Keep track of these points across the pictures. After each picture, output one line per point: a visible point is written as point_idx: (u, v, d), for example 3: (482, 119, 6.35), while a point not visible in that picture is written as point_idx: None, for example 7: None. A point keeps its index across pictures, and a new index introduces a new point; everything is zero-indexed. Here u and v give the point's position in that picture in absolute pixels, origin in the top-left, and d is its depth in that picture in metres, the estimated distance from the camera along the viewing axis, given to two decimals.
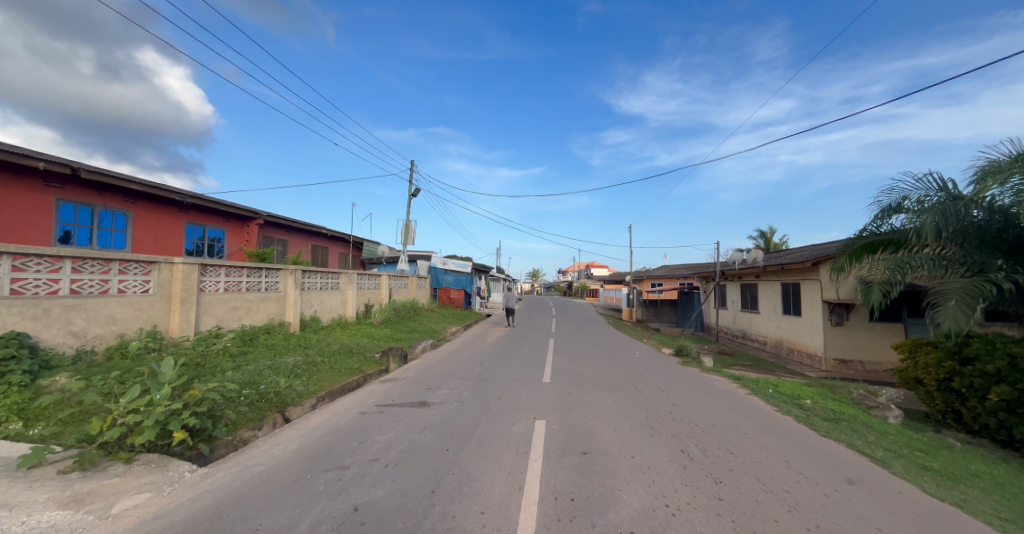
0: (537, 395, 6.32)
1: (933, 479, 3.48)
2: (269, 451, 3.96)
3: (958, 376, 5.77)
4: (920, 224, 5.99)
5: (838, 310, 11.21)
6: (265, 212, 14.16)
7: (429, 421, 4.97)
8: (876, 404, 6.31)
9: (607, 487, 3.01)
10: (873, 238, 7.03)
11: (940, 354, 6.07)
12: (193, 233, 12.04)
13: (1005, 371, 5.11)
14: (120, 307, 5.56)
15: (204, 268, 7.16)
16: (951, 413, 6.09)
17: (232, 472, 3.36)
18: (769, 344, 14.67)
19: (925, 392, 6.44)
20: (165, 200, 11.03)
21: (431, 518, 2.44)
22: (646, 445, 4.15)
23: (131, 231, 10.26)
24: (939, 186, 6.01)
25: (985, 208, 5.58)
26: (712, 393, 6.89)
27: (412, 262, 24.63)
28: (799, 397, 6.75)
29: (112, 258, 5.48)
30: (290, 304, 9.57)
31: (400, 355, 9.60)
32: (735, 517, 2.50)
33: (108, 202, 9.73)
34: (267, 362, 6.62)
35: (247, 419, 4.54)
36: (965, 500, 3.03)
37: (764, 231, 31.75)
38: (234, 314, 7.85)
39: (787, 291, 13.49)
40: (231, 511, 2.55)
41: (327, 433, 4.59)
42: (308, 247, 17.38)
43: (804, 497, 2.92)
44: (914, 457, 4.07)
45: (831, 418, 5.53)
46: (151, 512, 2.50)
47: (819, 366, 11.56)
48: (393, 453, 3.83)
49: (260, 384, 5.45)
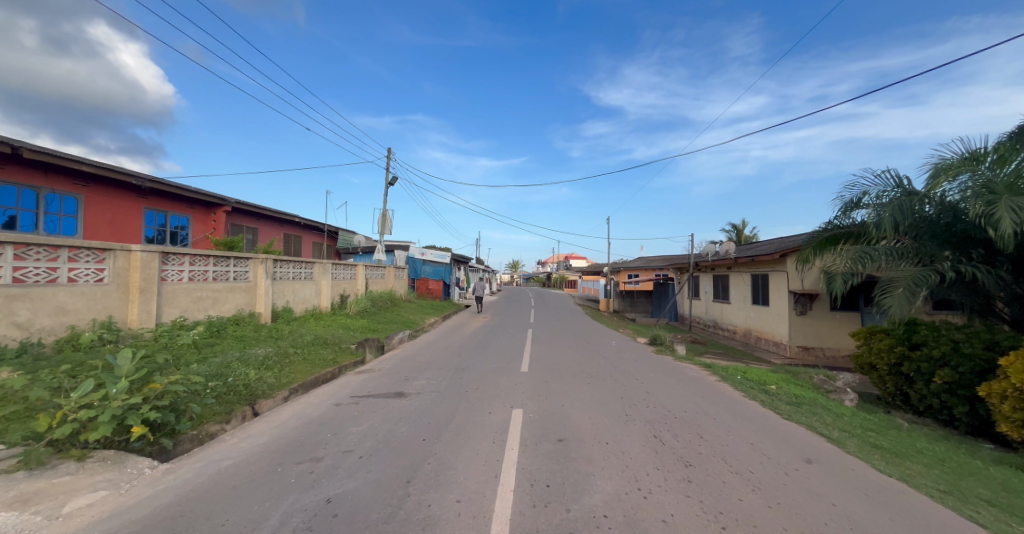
0: (515, 385, 6.37)
1: (883, 456, 3.74)
2: (237, 445, 3.83)
3: (907, 361, 6.18)
4: (879, 218, 6.33)
5: (802, 300, 11.80)
6: (233, 199, 13.51)
7: (406, 412, 4.93)
8: (834, 388, 6.69)
9: (582, 473, 3.07)
10: (835, 231, 7.39)
11: (891, 340, 6.47)
12: (153, 220, 11.39)
13: (948, 355, 5.53)
14: (71, 297, 5.20)
15: (166, 256, 6.79)
16: (900, 396, 6.52)
17: (196, 467, 3.23)
18: (738, 333, 15.29)
19: (877, 376, 6.85)
20: (121, 184, 10.34)
21: (405, 508, 2.43)
22: (620, 431, 4.26)
23: (83, 217, 9.59)
24: (896, 182, 6.35)
25: (936, 204, 5.95)
26: (684, 381, 7.12)
27: (390, 252, 24.19)
28: (765, 383, 7.07)
29: (61, 245, 5.11)
30: (261, 294, 9.21)
31: (377, 345, 9.42)
32: (702, 498, 2.61)
33: (56, 185, 9.05)
34: (236, 354, 6.37)
35: (213, 413, 4.36)
36: (910, 475, 3.27)
37: (736, 225, 32.86)
38: (199, 305, 7.50)
39: (756, 283, 14.04)
40: (195, 507, 2.46)
41: (299, 426, 4.47)
42: (280, 236, 16.77)
43: (767, 476, 3.08)
44: (866, 437, 4.36)
45: (793, 403, 5.82)
46: (108, 510, 2.38)
47: (785, 353, 12.13)
48: (368, 444, 3.79)
49: (228, 376, 5.24)
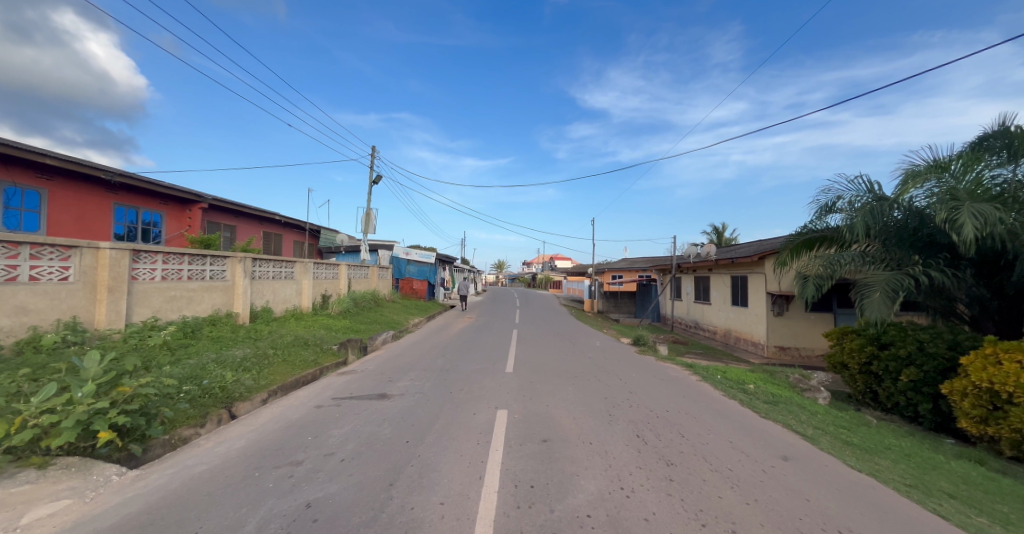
0: (500, 385, 6.37)
1: (853, 452, 3.89)
2: (212, 450, 3.71)
3: (876, 360, 6.44)
4: (852, 223, 6.56)
5: (779, 301, 12.18)
6: (210, 195, 13.07)
7: (389, 413, 4.86)
8: (809, 387, 6.93)
9: (565, 473, 3.08)
10: (810, 235, 7.64)
11: (862, 340, 6.72)
12: (124, 216, 10.93)
13: (914, 354, 5.79)
14: (32, 296, 4.94)
15: (137, 254, 6.52)
16: (869, 394, 6.78)
17: (169, 473, 3.12)
18: (718, 333, 15.67)
19: (848, 374, 7.11)
20: (87, 177, 9.88)
21: (388, 511, 2.39)
22: (604, 431, 4.31)
23: (46, 212, 9.12)
24: (868, 188, 6.59)
25: (904, 209, 6.21)
26: (666, 381, 7.25)
27: (374, 252, 23.86)
28: (743, 382, 7.26)
29: (22, 241, 4.86)
30: (239, 293, 8.94)
31: (360, 346, 9.25)
32: (684, 496, 2.66)
33: (17, 178, 8.57)
34: (212, 356, 6.15)
35: (187, 417, 4.21)
36: (879, 470, 3.41)
37: (718, 227, 33.76)
38: (173, 304, 7.23)
39: (736, 284, 14.41)
40: (166, 514, 2.38)
41: (277, 429, 4.36)
42: (260, 234, 16.32)
43: (745, 474, 3.16)
44: (838, 433, 4.53)
45: (770, 401, 5.99)
46: (72, 519, 2.27)
47: (762, 353, 12.49)
48: (349, 447, 3.73)
49: (203, 379, 5.08)
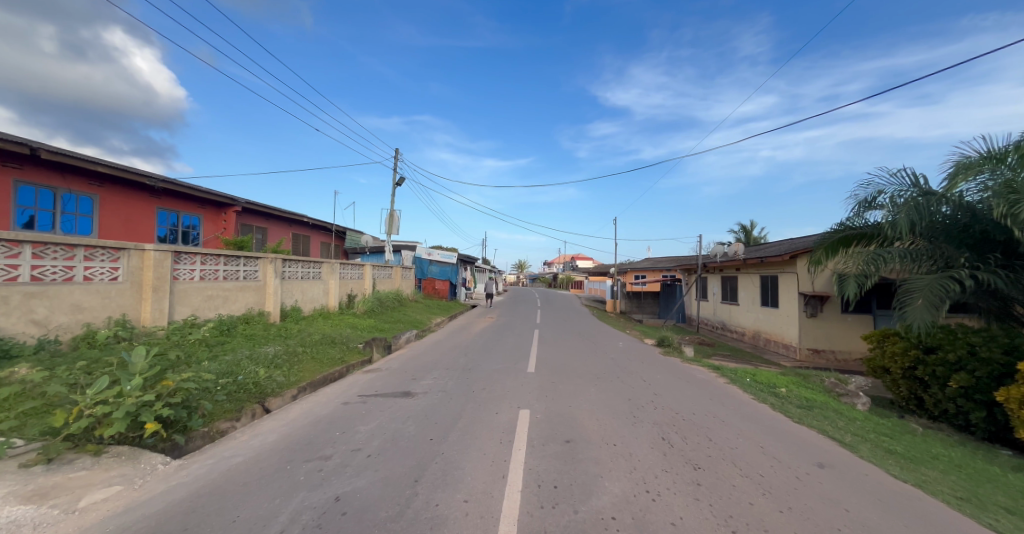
0: (521, 385, 6.37)
1: (898, 462, 3.67)
2: (247, 442, 3.88)
3: (921, 365, 6.06)
4: (894, 219, 6.20)
5: (812, 302, 11.63)
6: (243, 199, 13.67)
7: (413, 411, 4.96)
8: (846, 392, 6.58)
9: (589, 474, 3.05)
10: (849, 232, 7.26)
11: (905, 343, 6.35)
12: (166, 219, 11.58)
13: (964, 359, 5.42)
14: (86, 295, 5.30)
15: (178, 255, 6.89)
16: (914, 400, 6.40)
17: (208, 463, 3.28)
18: (747, 334, 15.14)
19: (890, 380, 6.73)
20: (134, 184, 10.53)
21: (413, 507, 2.43)
22: (628, 432, 4.26)
23: (98, 217, 9.77)
24: (913, 181, 6.21)
25: (953, 205, 5.83)
26: (692, 383, 7.05)
27: (397, 252, 24.36)
28: (775, 385, 6.98)
29: (77, 243, 5.22)
30: (270, 293, 9.31)
31: (384, 345, 9.45)
32: (712, 501, 2.58)
33: (72, 185, 9.23)
34: (246, 352, 6.45)
35: (223, 410, 4.41)
36: (926, 481, 3.20)
37: (746, 226, 32.66)
38: (210, 303, 7.60)
39: (766, 284, 13.86)
40: (206, 502, 2.51)
41: (308, 424, 4.52)
42: (289, 236, 16.94)
43: (777, 480, 3.04)
44: (879, 441, 4.29)
45: (804, 406, 5.75)
46: (122, 505, 2.42)
47: (794, 355, 11.98)
48: (375, 443, 3.81)
49: (238, 374, 5.32)
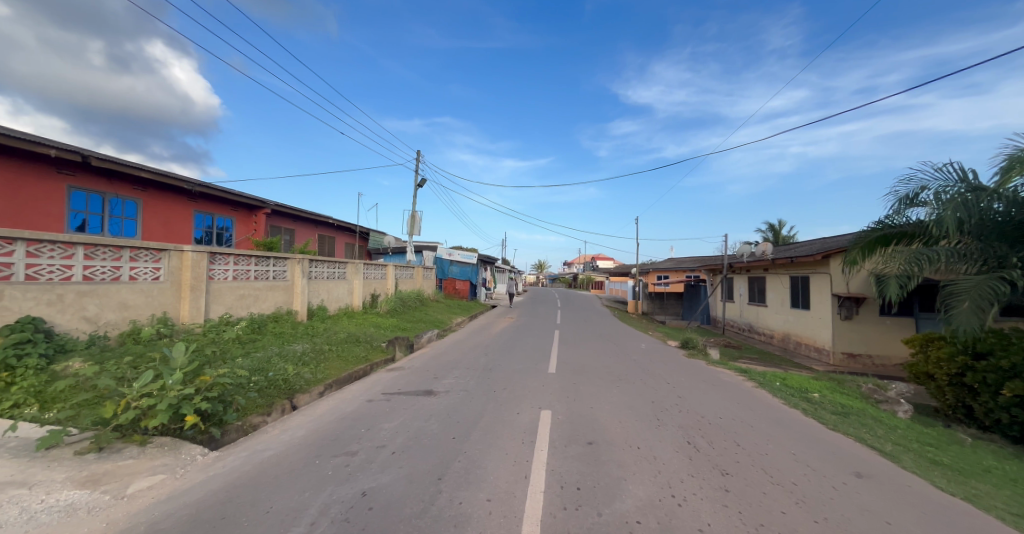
0: (542, 386, 6.35)
1: (945, 474, 3.45)
2: (278, 436, 4.03)
3: (970, 371, 5.68)
4: (939, 217, 5.84)
5: (847, 304, 11.09)
6: (273, 201, 14.20)
7: (435, 409, 5.02)
8: (886, 398, 6.25)
9: (613, 477, 3.02)
10: (888, 230, 6.89)
11: (952, 348, 5.97)
12: (202, 222, 12.15)
13: (1019, 366, 5.03)
14: (132, 294, 5.63)
15: (213, 256, 7.22)
16: (961, 408, 6.01)
17: (242, 456, 3.42)
18: (776, 337, 14.60)
19: (935, 386, 6.34)
20: (174, 188, 11.10)
21: (437, 505, 2.46)
22: (653, 435, 4.17)
23: (141, 220, 10.35)
24: (960, 176, 5.83)
25: (1007, 201, 5.45)
26: (718, 386, 6.85)
27: (418, 253, 24.73)
28: (807, 390, 6.70)
29: (123, 245, 5.54)
30: (298, 293, 9.63)
31: (407, 344, 9.62)
32: (742, 508, 2.50)
33: (119, 190, 9.81)
34: (276, 350, 6.70)
35: (256, 405, 4.60)
36: (977, 495, 3.00)
37: (774, 224, 31.50)
38: (243, 302, 7.93)
39: (796, 285, 13.32)
40: (241, 492, 2.61)
41: (334, 420, 4.65)
42: (315, 237, 17.46)
43: (812, 489, 2.91)
44: (923, 451, 4.05)
45: (839, 412, 5.49)
46: (165, 492, 2.55)
47: (828, 360, 11.46)
48: (399, 441, 3.88)
49: (269, 371, 5.53)
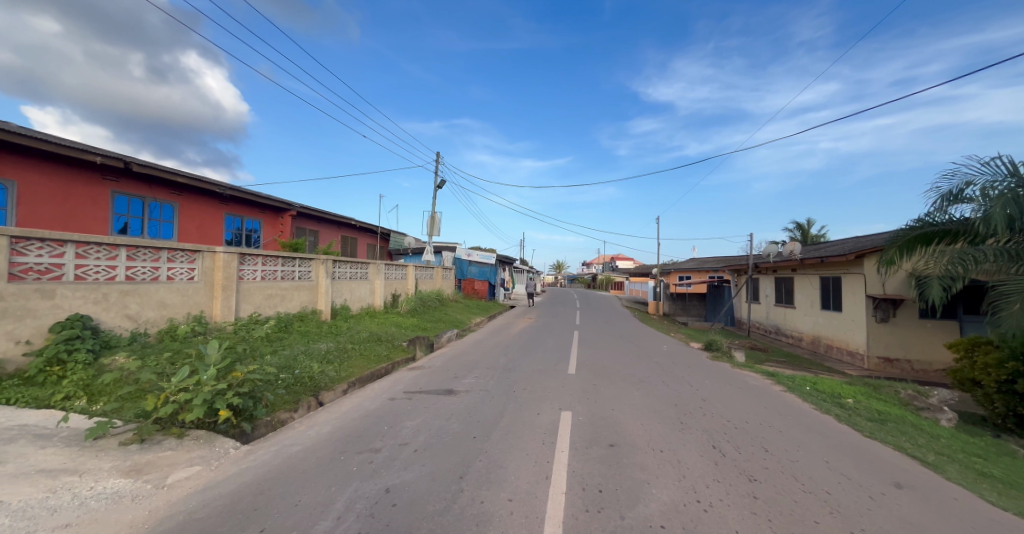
0: (562, 387, 6.30)
1: (995, 487, 3.23)
2: (304, 432, 4.14)
3: (1022, 378, 5.31)
4: (988, 213, 5.48)
5: (883, 306, 10.57)
6: (298, 204, 14.65)
7: (456, 409, 5.06)
8: (927, 406, 5.91)
9: (636, 480, 2.97)
10: (930, 228, 6.52)
11: (1001, 354, 5.60)
12: (232, 224, 12.65)
13: None
14: (169, 293, 5.91)
15: (243, 257, 7.51)
16: (1012, 418, 5.62)
17: (272, 450, 3.54)
18: (805, 340, 14.05)
19: (982, 394, 5.96)
20: (207, 192, 11.60)
21: (460, 503, 2.48)
22: (676, 439, 4.08)
23: (177, 222, 10.86)
24: (1010, 170, 5.46)
25: None
26: (744, 390, 6.65)
27: (437, 253, 25.02)
28: (839, 395, 6.42)
29: (162, 247, 5.83)
30: (322, 292, 9.91)
31: (427, 344, 9.74)
32: (771, 516, 2.42)
33: (157, 194, 10.33)
34: (302, 348, 6.90)
35: (283, 401, 4.75)
36: None
37: (803, 222, 30.38)
38: (270, 302, 8.21)
39: (827, 286, 12.80)
40: (271, 485, 2.70)
41: (358, 417, 4.76)
42: (338, 238, 17.91)
43: (847, 499, 2.79)
44: (970, 462, 3.81)
45: (876, 419, 5.23)
46: (201, 483, 2.67)
47: (862, 364, 10.95)
48: (421, 439, 3.94)
49: (296, 368, 5.70)
